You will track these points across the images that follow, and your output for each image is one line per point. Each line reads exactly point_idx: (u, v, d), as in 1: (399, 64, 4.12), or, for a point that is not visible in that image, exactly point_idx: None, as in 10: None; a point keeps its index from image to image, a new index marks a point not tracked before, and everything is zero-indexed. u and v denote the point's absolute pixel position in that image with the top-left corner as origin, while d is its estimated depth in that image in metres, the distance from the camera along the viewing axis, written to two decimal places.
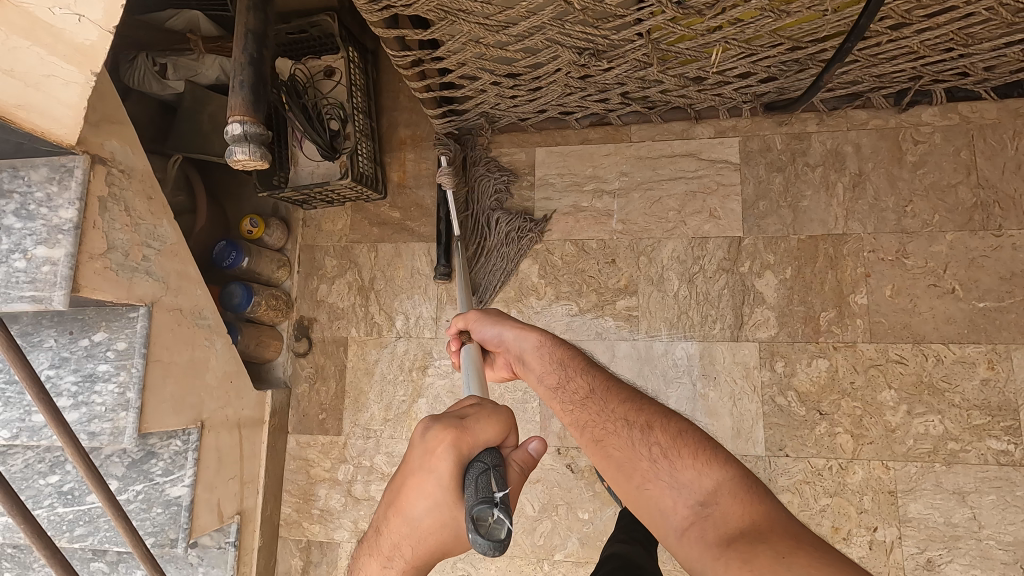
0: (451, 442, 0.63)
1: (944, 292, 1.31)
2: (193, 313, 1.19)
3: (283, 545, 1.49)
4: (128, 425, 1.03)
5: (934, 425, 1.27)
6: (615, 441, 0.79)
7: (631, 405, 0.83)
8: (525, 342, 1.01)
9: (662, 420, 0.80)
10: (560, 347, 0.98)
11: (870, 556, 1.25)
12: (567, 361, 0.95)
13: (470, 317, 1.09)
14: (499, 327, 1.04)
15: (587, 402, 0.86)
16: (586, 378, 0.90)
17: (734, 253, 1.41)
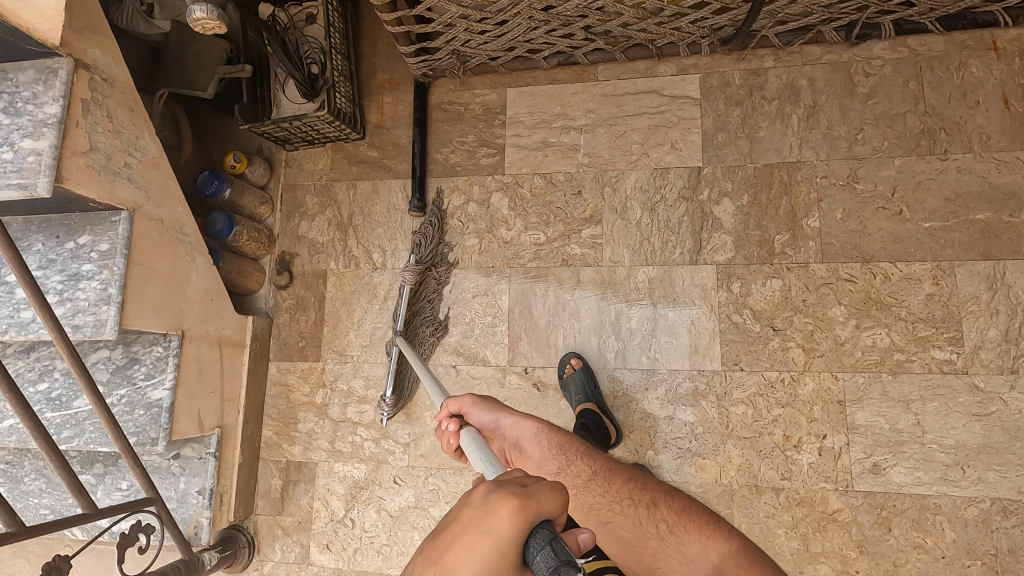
0: (519, 505, 0.50)
1: (891, 214, 1.37)
2: (175, 227, 1.26)
3: (264, 466, 1.55)
4: (110, 318, 1.10)
5: (882, 337, 1.33)
6: (621, 521, 0.93)
7: (635, 486, 0.97)
8: (523, 429, 1.10)
9: (666, 498, 0.93)
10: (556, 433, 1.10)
11: (820, 463, 1.31)
12: (567, 447, 1.07)
13: (465, 400, 1.12)
14: (495, 414, 1.12)
15: (591, 485, 0.99)
16: (587, 461, 1.03)
17: (694, 182, 1.47)
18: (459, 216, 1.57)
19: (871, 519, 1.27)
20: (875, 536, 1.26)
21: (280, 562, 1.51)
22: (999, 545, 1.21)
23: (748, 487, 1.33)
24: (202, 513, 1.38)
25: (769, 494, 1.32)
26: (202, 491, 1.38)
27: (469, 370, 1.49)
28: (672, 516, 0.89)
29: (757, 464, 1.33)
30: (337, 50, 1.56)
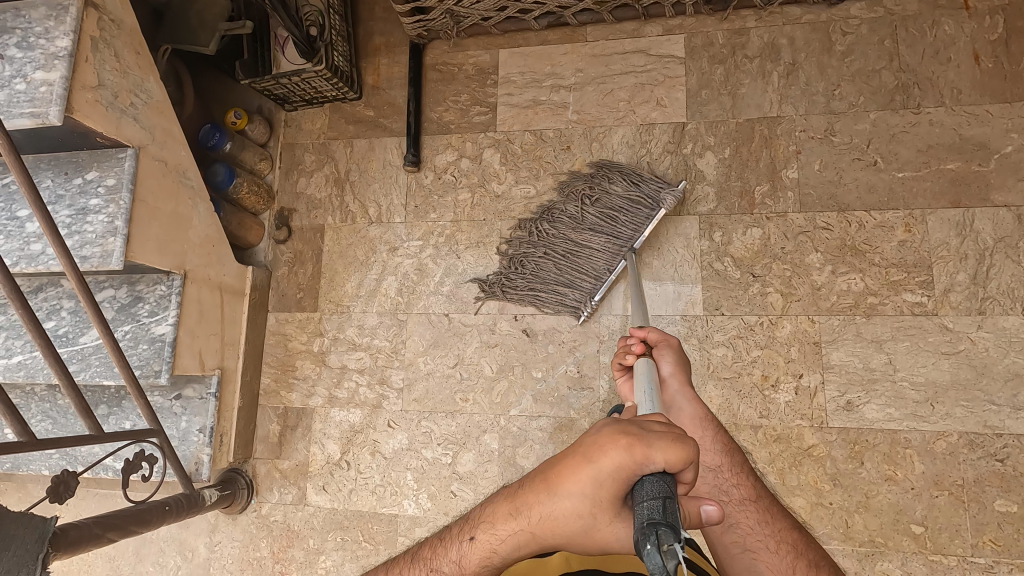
0: (627, 450, 0.60)
1: (867, 165, 1.43)
2: (178, 171, 1.31)
3: (263, 412, 1.61)
4: (116, 249, 1.15)
5: (856, 282, 1.38)
6: (766, 560, 0.91)
7: (795, 533, 0.94)
8: (687, 403, 1.05)
9: (824, 565, 0.90)
10: (723, 433, 1.05)
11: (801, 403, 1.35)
12: (732, 453, 1.03)
13: (666, 339, 1.09)
14: (673, 371, 1.06)
15: (746, 504, 0.96)
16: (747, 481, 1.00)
17: (678, 137, 1.53)
18: (452, 172, 1.63)
19: (845, 453, 1.32)
20: (849, 469, 1.31)
21: (277, 504, 1.55)
22: (966, 476, 1.27)
23: (727, 425, 1.38)
24: (202, 450, 1.42)
25: (748, 431, 1.36)
26: (203, 429, 1.43)
27: (461, 318, 1.55)
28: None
29: (737, 404, 1.38)
30: (335, 11, 1.62)
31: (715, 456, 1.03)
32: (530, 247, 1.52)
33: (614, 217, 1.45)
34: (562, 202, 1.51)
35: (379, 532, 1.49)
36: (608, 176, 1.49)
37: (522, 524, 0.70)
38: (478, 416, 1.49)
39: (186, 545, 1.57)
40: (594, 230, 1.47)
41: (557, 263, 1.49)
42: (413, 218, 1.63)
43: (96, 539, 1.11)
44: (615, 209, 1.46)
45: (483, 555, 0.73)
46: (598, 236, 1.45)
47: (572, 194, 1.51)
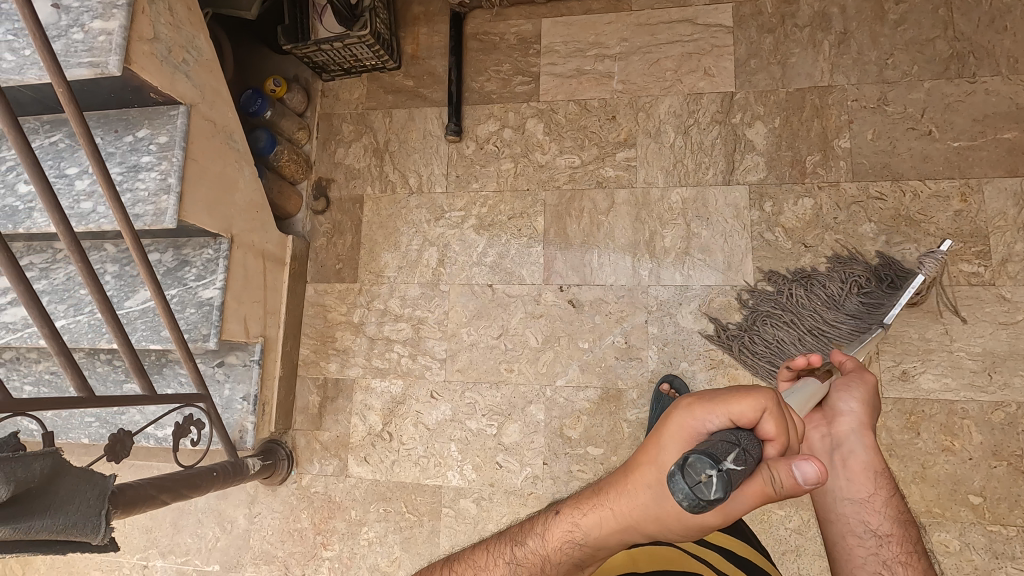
0: (689, 408, 0.65)
1: (921, 134, 1.41)
2: (225, 132, 1.29)
3: (302, 383, 1.59)
4: (169, 206, 1.13)
5: (910, 252, 1.37)
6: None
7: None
8: (863, 447, 0.91)
9: None
10: (897, 498, 0.89)
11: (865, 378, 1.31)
12: (905, 521, 0.87)
13: (859, 373, 0.97)
14: (856, 408, 0.92)
15: None
16: (919, 568, 0.82)
17: (727, 106, 1.50)
18: (495, 142, 1.61)
19: (900, 424, 1.31)
20: (904, 440, 1.30)
21: (318, 475, 1.54)
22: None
23: None
24: (246, 418, 1.41)
25: None
26: (247, 397, 1.41)
27: (504, 289, 1.53)
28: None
29: None
30: None
31: (884, 523, 0.87)
32: (775, 307, 1.39)
33: (875, 307, 1.31)
34: (825, 276, 1.38)
35: (423, 503, 1.48)
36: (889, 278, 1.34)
37: (600, 501, 0.74)
38: (523, 387, 1.47)
39: (225, 517, 1.56)
40: (847, 318, 1.33)
41: (798, 341, 1.36)
42: (454, 188, 1.61)
43: (151, 500, 1.09)
44: (881, 304, 1.32)
45: (565, 532, 0.76)
46: (850, 324, 1.32)
47: (842, 274, 1.37)
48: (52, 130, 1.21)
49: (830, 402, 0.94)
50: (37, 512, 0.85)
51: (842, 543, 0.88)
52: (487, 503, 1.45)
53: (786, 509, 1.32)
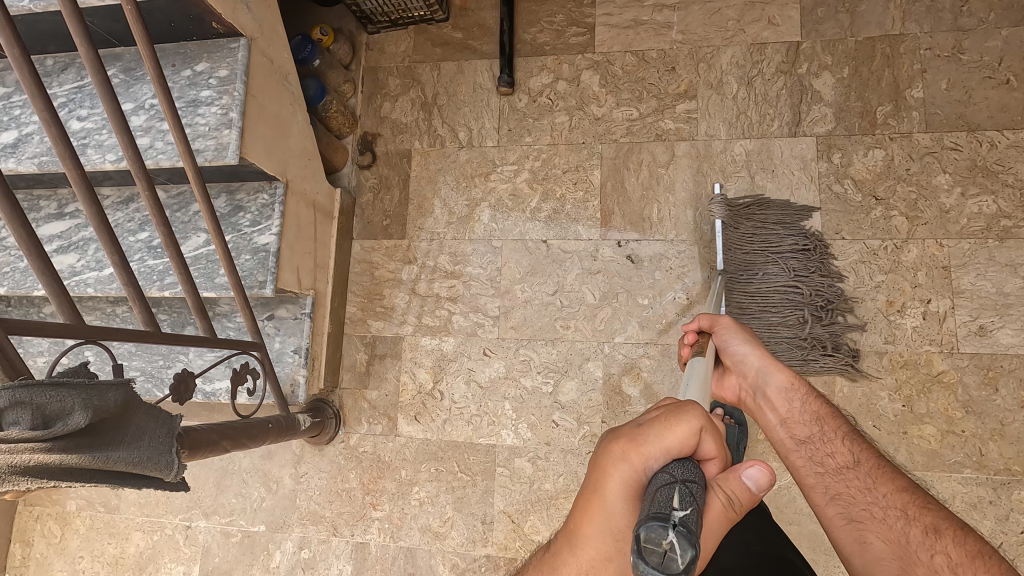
0: (624, 455, 0.59)
1: (999, 83, 1.35)
2: (282, 72, 1.25)
3: (348, 342, 1.55)
4: (231, 141, 1.09)
5: (988, 204, 1.32)
6: (878, 529, 0.78)
7: (907, 495, 0.80)
8: (771, 376, 1.00)
9: (952, 525, 0.75)
10: (817, 400, 0.97)
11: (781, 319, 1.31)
12: (825, 418, 0.94)
13: (719, 320, 1.08)
14: (750, 348, 1.03)
15: (847, 473, 0.86)
16: (849, 446, 0.89)
17: (793, 56, 1.45)
18: (548, 94, 1.55)
19: (977, 379, 1.26)
20: (981, 397, 1.26)
21: (366, 434, 1.50)
22: None
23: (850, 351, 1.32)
24: (298, 371, 1.40)
25: (872, 358, 1.31)
26: (298, 350, 1.40)
27: (560, 244, 1.48)
28: (959, 554, 0.71)
29: (860, 329, 1.32)
30: None
31: (806, 428, 0.94)
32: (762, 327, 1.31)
33: (746, 264, 1.34)
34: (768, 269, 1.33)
35: (476, 462, 1.44)
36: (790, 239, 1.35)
37: None
38: (581, 344, 1.43)
39: (271, 477, 1.52)
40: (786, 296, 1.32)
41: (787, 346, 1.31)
42: (507, 142, 1.56)
43: (214, 446, 1.05)
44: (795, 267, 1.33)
45: None
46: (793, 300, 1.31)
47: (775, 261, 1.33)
48: (106, 65, 1.17)
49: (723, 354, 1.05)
50: (110, 442, 0.80)
51: (786, 464, 0.94)
52: (543, 462, 1.41)
53: None
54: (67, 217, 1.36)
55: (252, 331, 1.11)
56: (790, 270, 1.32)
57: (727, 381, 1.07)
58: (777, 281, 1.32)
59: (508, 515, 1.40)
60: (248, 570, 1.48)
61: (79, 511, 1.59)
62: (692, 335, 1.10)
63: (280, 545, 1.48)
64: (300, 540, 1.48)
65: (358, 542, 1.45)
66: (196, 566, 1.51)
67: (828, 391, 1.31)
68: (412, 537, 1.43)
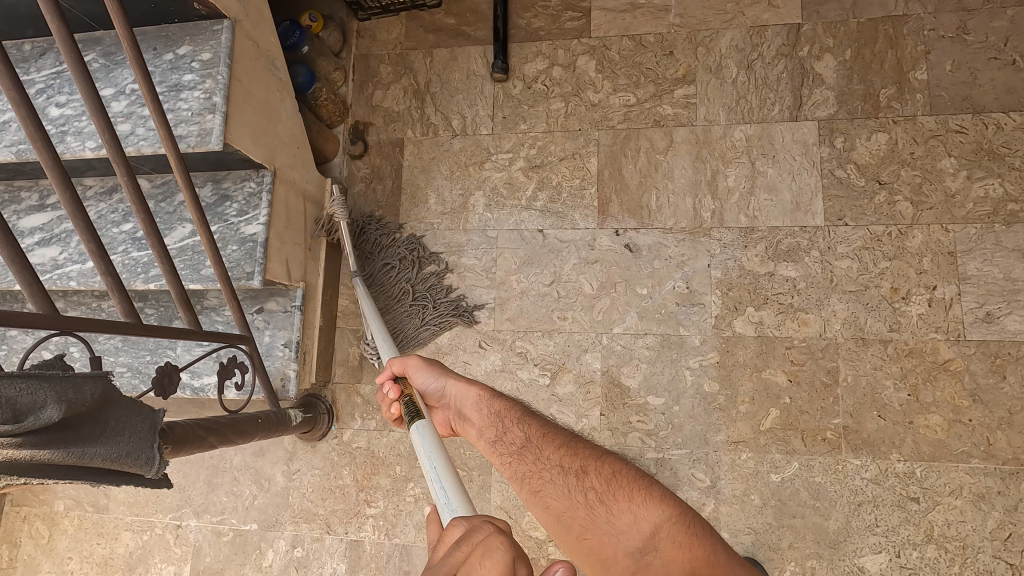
0: None
1: (1004, 64, 1.32)
2: (268, 57, 1.21)
3: (341, 335, 1.51)
4: (215, 127, 1.05)
5: (994, 187, 1.29)
6: (551, 491, 0.83)
7: (567, 451, 0.86)
8: (465, 396, 1.00)
9: (596, 462, 0.83)
10: (495, 401, 0.98)
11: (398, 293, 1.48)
12: (505, 411, 0.96)
13: (409, 361, 1.05)
14: (442, 379, 1.03)
15: (523, 453, 0.88)
16: (521, 427, 0.92)
17: (793, 39, 1.42)
18: (544, 80, 1.52)
19: (985, 367, 1.23)
20: (989, 384, 1.22)
21: (360, 430, 1.46)
22: None
23: (854, 340, 1.29)
24: (289, 365, 1.36)
25: (877, 346, 1.28)
26: (288, 344, 1.37)
27: (556, 234, 1.45)
28: (601, 486, 0.80)
29: (864, 317, 1.29)
30: None
31: (492, 429, 0.95)
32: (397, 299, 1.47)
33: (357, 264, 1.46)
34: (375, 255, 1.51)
35: (472, 457, 1.40)
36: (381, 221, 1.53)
37: None
38: (578, 335, 1.39)
39: (263, 474, 1.48)
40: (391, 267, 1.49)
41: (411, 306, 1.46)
42: (502, 129, 1.52)
43: (200, 442, 1.02)
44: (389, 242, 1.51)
45: None
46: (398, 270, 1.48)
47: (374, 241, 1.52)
48: (84, 49, 1.13)
49: (419, 392, 1.04)
50: (87, 438, 0.77)
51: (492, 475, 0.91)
52: None
53: (862, 458, 1.24)
54: (49, 209, 1.32)
55: (240, 324, 1.07)
56: (382, 258, 1.50)
57: (437, 415, 1.05)
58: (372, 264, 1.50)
59: (505, 511, 1.37)
60: (240, 570, 1.45)
61: (68, 511, 1.55)
62: (388, 383, 1.02)
63: (273, 544, 1.45)
64: (294, 538, 1.44)
65: (353, 540, 1.41)
66: (186, 566, 1.47)
67: (832, 380, 1.28)
68: (408, 534, 1.39)
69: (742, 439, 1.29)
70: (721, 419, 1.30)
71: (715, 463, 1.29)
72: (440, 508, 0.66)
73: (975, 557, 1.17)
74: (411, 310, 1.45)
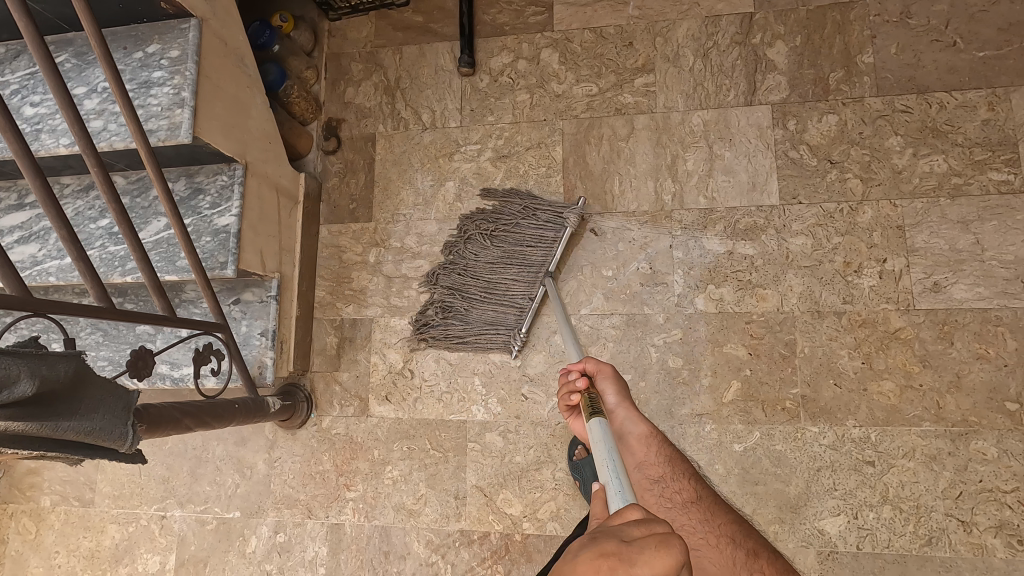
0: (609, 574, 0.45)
1: (946, 46, 1.38)
2: (237, 54, 1.25)
3: (318, 325, 1.55)
4: (184, 120, 1.09)
5: (939, 163, 1.35)
6: (709, 556, 0.97)
7: (736, 525, 1.01)
8: (633, 425, 1.11)
9: (764, 551, 0.98)
10: (667, 446, 1.10)
11: (484, 295, 1.43)
12: (675, 462, 1.09)
13: (601, 368, 1.12)
14: (620, 400, 1.12)
15: (691, 507, 1.03)
16: (691, 484, 1.06)
17: (747, 27, 1.47)
18: (509, 74, 1.57)
19: (933, 334, 1.28)
20: (938, 350, 1.28)
21: (338, 417, 1.50)
22: None
23: (810, 313, 1.34)
24: (265, 353, 1.40)
25: (832, 317, 1.33)
26: (265, 332, 1.40)
27: None
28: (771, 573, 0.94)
29: (819, 291, 1.34)
30: None
31: (659, 468, 1.08)
32: (463, 294, 1.44)
33: (523, 261, 1.42)
34: (483, 243, 1.45)
35: (448, 439, 1.44)
36: (510, 215, 1.46)
37: None
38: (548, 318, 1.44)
39: (244, 463, 1.52)
40: (500, 269, 1.43)
41: (482, 306, 1.43)
42: (470, 122, 1.57)
43: (175, 423, 1.05)
44: (509, 250, 1.43)
45: None
46: (512, 276, 1.42)
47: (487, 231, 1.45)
48: (56, 50, 1.18)
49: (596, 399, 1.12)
50: (62, 413, 0.80)
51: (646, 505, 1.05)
52: (513, 436, 1.41)
53: (820, 425, 1.29)
54: (27, 208, 1.36)
55: (214, 312, 1.11)
56: (490, 250, 1.44)
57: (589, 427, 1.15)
58: (486, 254, 1.44)
59: (480, 490, 1.40)
60: (224, 556, 1.48)
61: (54, 507, 1.58)
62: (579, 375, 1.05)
63: (256, 530, 1.48)
64: (276, 524, 1.47)
65: (334, 523, 1.45)
66: (172, 556, 1.50)
67: (790, 351, 1.33)
68: (387, 516, 1.43)
69: (706, 411, 1.33)
70: (685, 393, 1.35)
71: (681, 436, 1.33)
72: (608, 491, 0.68)
73: (928, 515, 1.22)
74: (488, 322, 1.42)
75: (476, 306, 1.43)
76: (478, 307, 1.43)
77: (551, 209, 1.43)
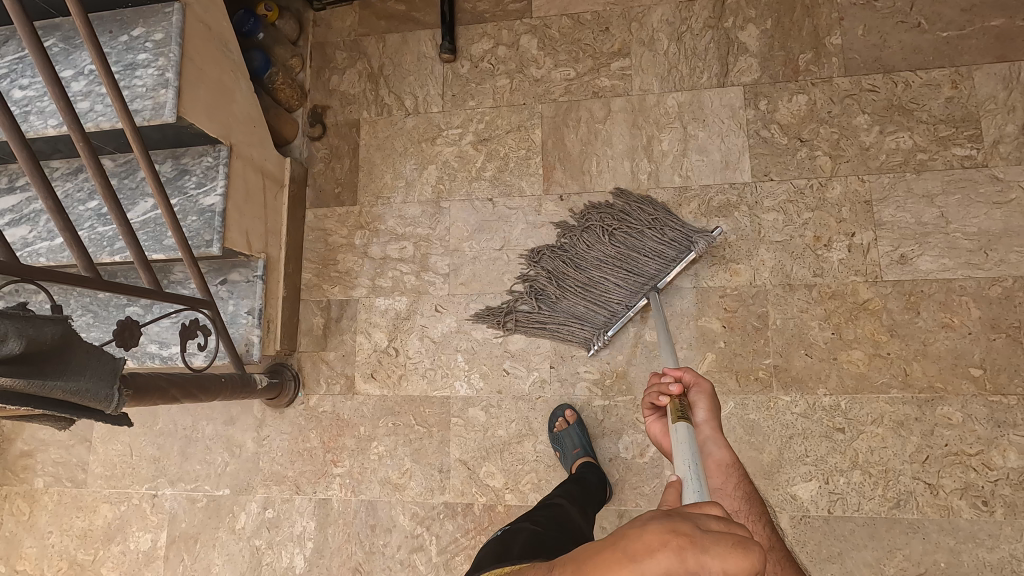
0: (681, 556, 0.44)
1: (911, 27, 1.42)
2: (221, 39, 1.29)
3: (305, 307, 1.58)
4: (168, 100, 1.13)
5: (904, 140, 1.39)
6: None
7: None
8: (714, 449, 0.88)
9: None
10: (747, 483, 0.87)
11: (585, 288, 1.43)
12: (752, 502, 0.85)
13: (702, 383, 0.93)
14: (710, 420, 0.90)
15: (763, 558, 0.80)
16: (766, 534, 0.83)
17: (719, 12, 1.51)
18: (489, 59, 1.61)
19: (900, 304, 1.32)
20: (905, 320, 1.32)
21: (324, 395, 1.53)
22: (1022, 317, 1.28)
23: (782, 286, 1.38)
24: (252, 331, 1.44)
25: (803, 290, 1.37)
26: (251, 311, 1.45)
27: (505, 202, 1.53)
28: None
29: (790, 265, 1.38)
30: None
31: (733, 504, 0.84)
32: (555, 285, 1.45)
33: (635, 269, 1.39)
34: (596, 237, 1.44)
35: (432, 414, 1.47)
36: (636, 218, 1.43)
37: None
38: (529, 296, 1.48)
39: (233, 441, 1.55)
40: (607, 270, 1.41)
41: (573, 298, 1.43)
42: (451, 107, 1.61)
43: (161, 393, 1.09)
44: (629, 252, 1.40)
45: None
46: (616, 278, 1.40)
47: (606, 230, 1.43)
48: (44, 35, 1.21)
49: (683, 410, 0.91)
50: (51, 373, 0.84)
51: None
52: (495, 410, 1.45)
53: (792, 394, 1.33)
54: (17, 191, 1.39)
55: (200, 288, 1.14)
56: (603, 249, 1.42)
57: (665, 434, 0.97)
58: (595, 249, 1.43)
59: (463, 463, 1.44)
60: (215, 532, 1.51)
61: (47, 487, 1.61)
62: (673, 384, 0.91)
63: (245, 507, 1.51)
64: (265, 501, 1.51)
65: (321, 498, 1.48)
66: (163, 533, 1.53)
67: (763, 324, 1.37)
68: (373, 490, 1.46)
69: None
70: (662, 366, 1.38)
71: None
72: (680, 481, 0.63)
73: (896, 479, 1.26)
74: (574, 315, 1.42)
75: (576, 297, 1.43)
76: (575, 299, 1.43)
77: (681, 229, 1.38)
